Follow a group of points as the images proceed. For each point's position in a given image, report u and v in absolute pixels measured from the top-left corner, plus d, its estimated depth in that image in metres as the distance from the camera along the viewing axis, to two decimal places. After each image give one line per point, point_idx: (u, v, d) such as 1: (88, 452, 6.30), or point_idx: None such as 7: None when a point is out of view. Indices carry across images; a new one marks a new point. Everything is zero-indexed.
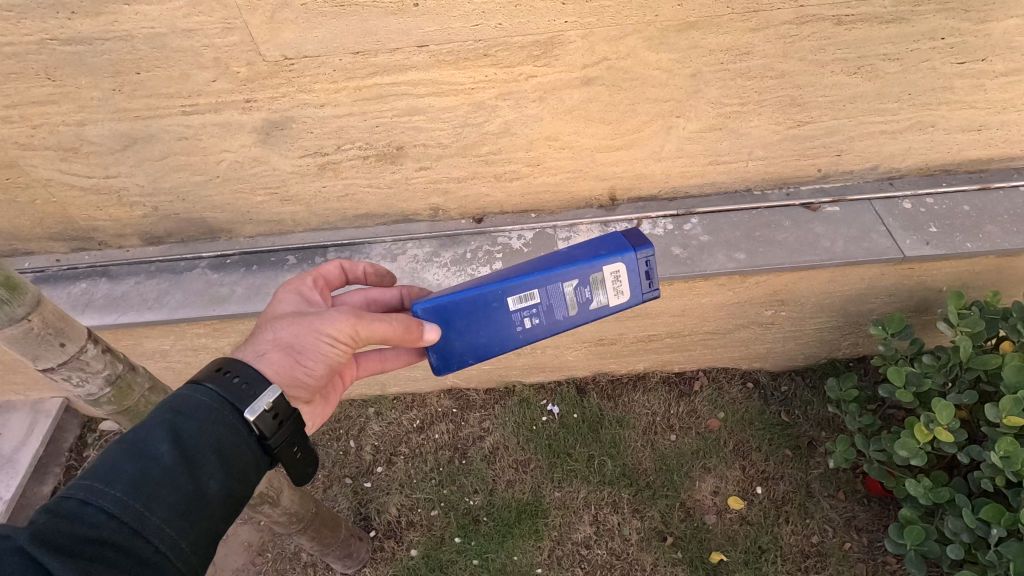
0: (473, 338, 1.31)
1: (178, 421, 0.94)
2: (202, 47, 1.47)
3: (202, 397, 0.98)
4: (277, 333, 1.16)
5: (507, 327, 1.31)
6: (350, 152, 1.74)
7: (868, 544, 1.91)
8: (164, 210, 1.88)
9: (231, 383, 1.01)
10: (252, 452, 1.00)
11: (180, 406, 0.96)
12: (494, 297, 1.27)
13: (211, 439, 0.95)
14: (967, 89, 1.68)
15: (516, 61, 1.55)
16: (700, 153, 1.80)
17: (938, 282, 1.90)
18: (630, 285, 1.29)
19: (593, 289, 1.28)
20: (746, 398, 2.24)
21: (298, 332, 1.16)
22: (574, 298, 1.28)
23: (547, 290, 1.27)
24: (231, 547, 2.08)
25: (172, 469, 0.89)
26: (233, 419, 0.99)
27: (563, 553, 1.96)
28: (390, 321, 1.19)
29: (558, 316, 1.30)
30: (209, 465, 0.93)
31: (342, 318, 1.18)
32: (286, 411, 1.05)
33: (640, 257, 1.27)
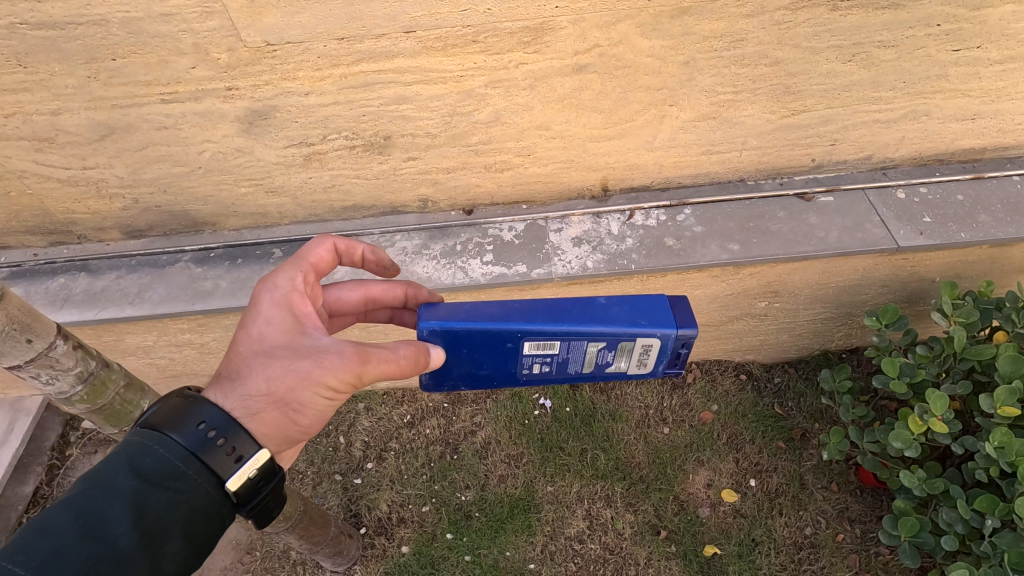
0: (473, 368, 1.32)
1: (143, 493, 0.88)
2: (181, 32, 1.42)
3: (174, 461, 0.92)
4: (270, 385, 1.05)
5: (513, 367, 1.31)
6: (336, 142, 1.69)
7: (861, 536, 1.91)
8: (145, 202, 1.82)
9: (207, 444, 0.95)
10: (220, 521, 0.97)
11: (148, 472, 0.90)
12: (510, 338, 1.24)
13: (177, 515, 0.90)
14: (962, 77, 1.66)
15: (506, 48, 1.51)
16: (694, 142, 1.78)
17: (931, 273, 1.90)
18: (655, 359, 1.28)
19: (616, 354, 1.27)
20: (740, 390, 2.23)
21: (292, 382, 1.05)
22: (592, 358, 1.28)
23: (568, 345, 1.25)
24: (219, 546, 2.04)
25: (128, 554, 0.84)
26: (204, 487, 0.94)
27: (556, 548, 1.94)
28: (394, 365, 1.09)
29: (569, 369, 1.31)
30: (170, 545, 0.89)
31: (341, 365, 1.06)
32: (267, 475, 1.02)
33: (680, 340, 1.23)
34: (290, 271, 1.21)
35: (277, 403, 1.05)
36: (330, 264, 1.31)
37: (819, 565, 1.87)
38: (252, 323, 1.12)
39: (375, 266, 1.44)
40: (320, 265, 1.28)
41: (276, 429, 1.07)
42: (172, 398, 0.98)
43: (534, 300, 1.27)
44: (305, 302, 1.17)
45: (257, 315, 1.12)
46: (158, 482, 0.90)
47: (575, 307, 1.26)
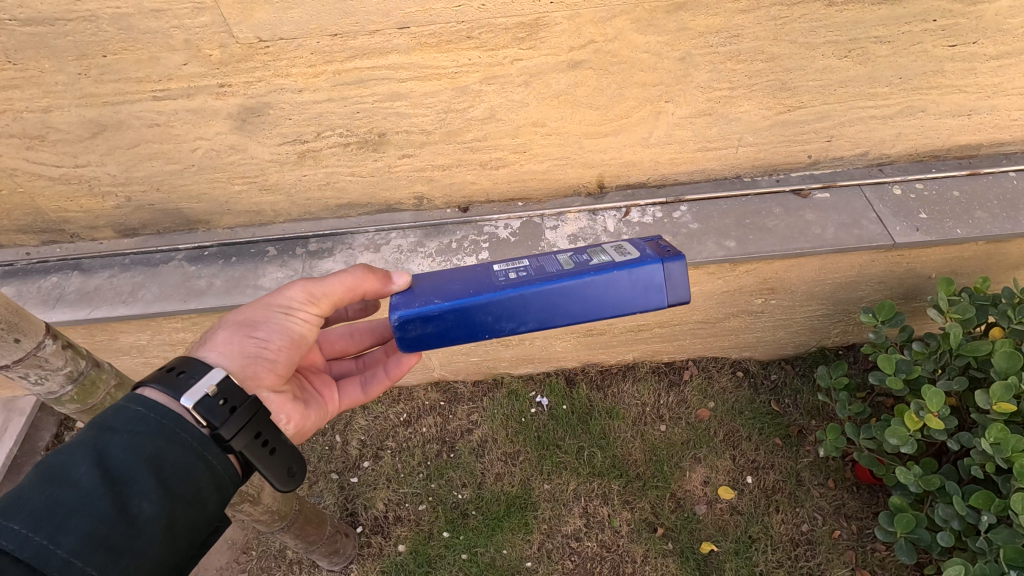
0: (446, 286, 1.17)
1: (104, 437, 0.88)
2: (172, 28, 1.41)
3: (136, 405, 0.93)
4: (237, 315, 1.22)
5: (489, 278, 1.17)
6: (331, 139, 1.68)
7: (857, 532, 1.91)
8: (137, 200, 1.81)
9: (176, 380, 1.00)
10: (200, 462, 0.93)
11: (110, 420, 0.91)
12: (481, 264, 1.25)
13: (143, 453, 0.88)
14: (959, 73, 1.65)
15: (501, 44, 1.50)
16: (690, 139, 1.77)
17: (927, 269, 1.90)
18: (637, 249, 1.16)
19: (592, 253, 1.17)
20: (736, 387, 2.23)
21: (248, 309, 1.23)
22: (569, 258, 1.18)
23: (539, 257, 1.22)
24: (215, 545, 2.03)
25: (92, 492, 0.82)
26: (172, 422, 0.93)
27: (553, 546, 1.94)
28: (342, 271, 1.24)
29: (549, 269, 1.15)
30: (140, 483, 0.86)
31: (290, 285, 1.25)
32: (235, 397, 1.02)
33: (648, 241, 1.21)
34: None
35: (236, 327, 1.19)
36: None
37: (816, 561, 1.87)
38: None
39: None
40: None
41: (236, 349, 1.16)
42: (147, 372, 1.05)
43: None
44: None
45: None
46: (121, 427, 0.90)
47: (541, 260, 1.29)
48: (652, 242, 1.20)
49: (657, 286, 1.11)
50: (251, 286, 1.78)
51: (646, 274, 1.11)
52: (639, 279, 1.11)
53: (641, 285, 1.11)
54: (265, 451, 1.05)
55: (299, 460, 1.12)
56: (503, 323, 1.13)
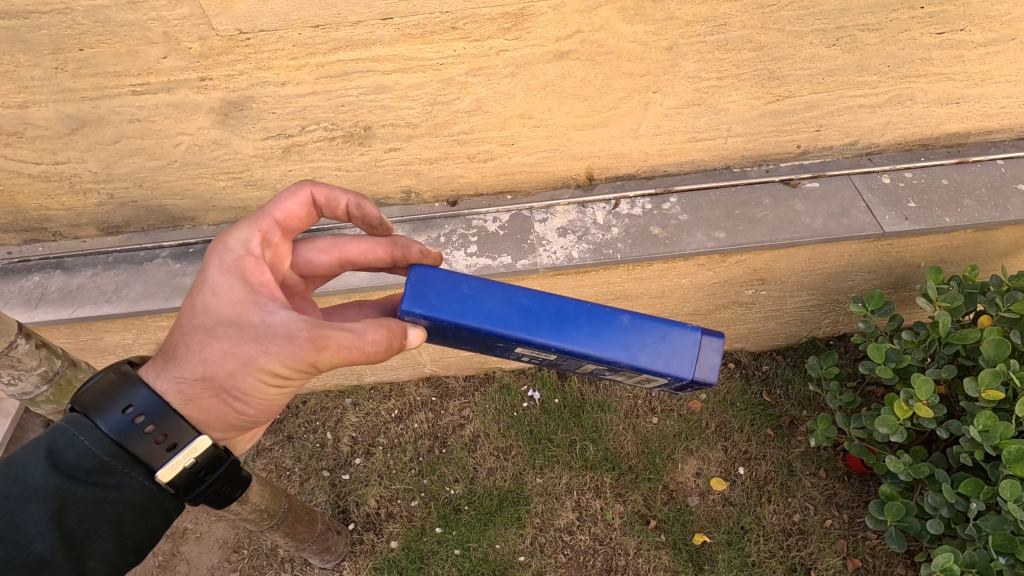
0: (456, 347, 1.26)
1: (65, 489, 0.86)
2: (150, 21, 1.38)
3: (99, 453, 0.91)
4: (208, 369, 1.02)
5: (501, 355, 1.26)
6: (315, 133, 1.66)
7: (849, 521, 1.92)
8: (120, 197, 1.78)
9: (142, 434, 0.93)
10: (160, 515, 0.96)
11: (69, 466, 0.88)
12: (503, 343, 1.16)
13: (106, 512, 0.89)
14: (946, 60, 1.65)
15: (486, 35, 1.48)
16: (679, 129, 1.76)
17: (916, 258, 1.90)
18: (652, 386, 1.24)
19: (614, 373, 1.21)
20: (728, 378, 2.23)
21: (232, 367, 1.02)
22: (587, 370, 1.24)
23: (567, 358, 1.18)
24: (206, 545, 2.02)
25: (49, 557, 0.82)
26: (137, 478, 0.93)
27: (545, 540, 1.94)
28: (352, 357, 1.02)
29: (559, 367, 1.26)
30: (99, 545, 0.88)
31: (288, 353, 1.01)
32: (209, 464, 1.01)
33: (692, 383, 1.17)
34: (251, 227, 1.16)
35: (215, 389, 1.03)
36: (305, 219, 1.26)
37: (807, 551, 1.88)
38: (199, 294, 1.06)
39: (361, 222, 1.34)
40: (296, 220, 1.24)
41: (217, 415, 1.07)
42: (105, 376, 0.95)
43: (543, 300, 1.15)
44: (261, 268, 1.12)
45: (203, 284, 1.07)
46: (83, 477, 0.89)
47: (587, 322, 1.15)
48: (689, 384, 1.20)
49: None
50: None
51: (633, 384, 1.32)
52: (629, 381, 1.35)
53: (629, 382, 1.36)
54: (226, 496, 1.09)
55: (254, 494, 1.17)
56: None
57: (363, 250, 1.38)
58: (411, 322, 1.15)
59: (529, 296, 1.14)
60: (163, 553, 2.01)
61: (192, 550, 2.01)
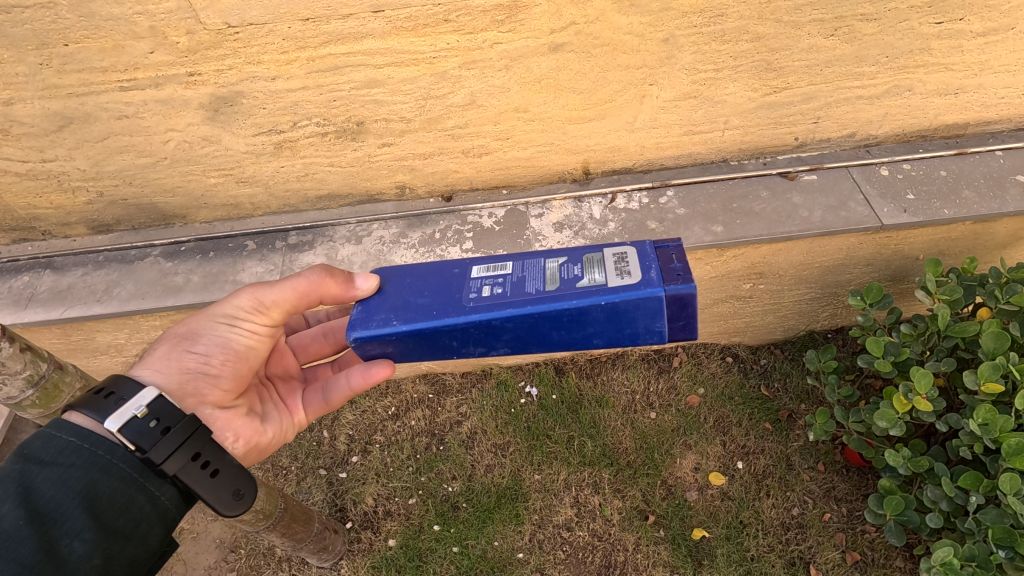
0: (411, 299, 1.16)
1: (29, 471, 0.88)
2: (136, 14, 1.35)
3: (65, 436, 0.94)
4: (177, 328, 1.23)
5: (460, 295, 1.15)
6: (307, 129, 1.63)
7: (847, 514, 1.92)
8: (110, 195, 1.76)
9: (104, 401, 0.98)
10: (138, 494, 0.95)
11: (37, 452, 0.91)
12: (457, 265, 1.23)
13: (74, 489, 0.89)
14: (945, 50, 1.63)
15: (479, 27, 1.45)
16: (676, 122, 1.74)
17: (914, 250, 1.89)
18: (637, 266, 1.11)
19: (582, 268, 1.14)
20: (726, 372, 2.22)
21: (192, 321, 1.23)
22: (555, 274, 1.14)
23: (522, 263, 1.19)
24: (202, 545, 2.01)
25: (15, 531, 0.81)
26: (106, 456, 0.94)
27: (544, 536, 1.93)
28: (289, 282, 1.21)
29: (528, 288, 1.12)
30: (70, 520, 0.86)
31: (237, 293, 1.23)
32: (170, 419, 1.01)
33: (656, 249, 1.16)
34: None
35: (175, 340, 1.20)
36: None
37: (806, 545, 1.87)
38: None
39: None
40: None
41: (172, 365, 1.17)
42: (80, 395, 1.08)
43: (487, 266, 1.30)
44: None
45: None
46: (49, 459, 0.91)
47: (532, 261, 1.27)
48: (660, 254, 1.15)
49: (653, 312, 1.07)
50: (229, 282, 1.73)
51: (631, 298, 1.06)
52: (627, 308, 1.07)
53: (630, 312, 1.07)
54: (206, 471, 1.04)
55: (246, 480, 1.12)
56: (472, 346, 1.14)
57: None
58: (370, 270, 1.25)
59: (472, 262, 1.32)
60: None
61: (189, 550, 2.00)
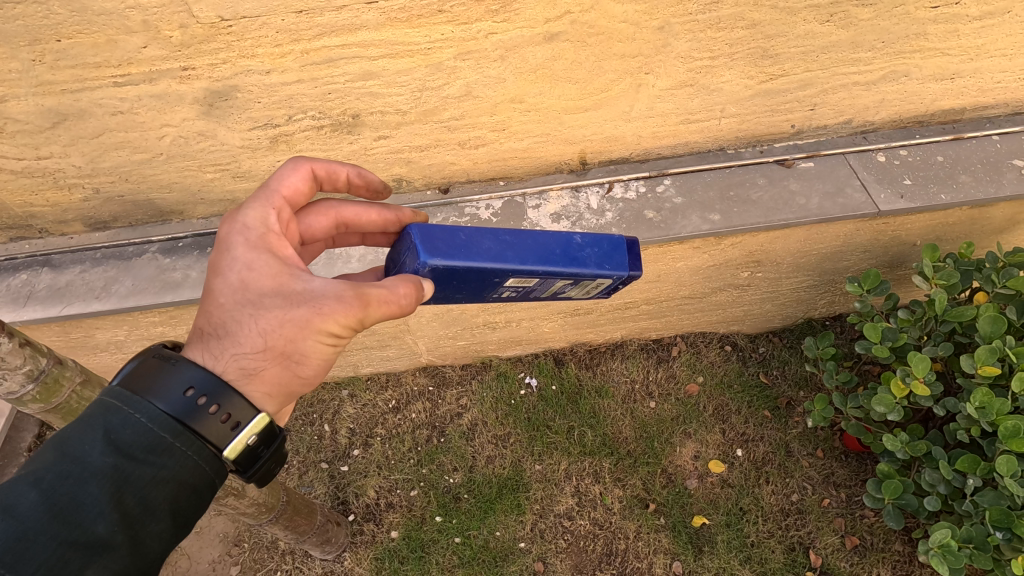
0: (446, 295, 1.20)
1: (122, 469, 0.82)
2: (128, 9, 1.34)
3: (157, 430, 0.86)
4: (267, 337, 1.00)
5: (484, 294, 1.23)
6: (303, 122, 1.63)
7: (847, 499, 1.93)
8: (106, 192, 1.75)
9: (198, 407, 0.90)
10: (212, 496, 0.92)
11: (128, 445, 0.84)
12: (495, 275, 1.14)
13: (164, 492, 0.84)
14: (942, 35, 1.63)
15: (474, 17, 1.45)
16: (672, 111, 1.73)
17: (912, 236, 1.89)
18: (601, 292, 1.30)
19: (574, 288, 1.25)
20: (725, 361, 2.23)
21: (291, 334, 1.00)
22: (552, 290, 1.26)
23: (544, 282, 1.20)
24: (206, 539, 2.02)
25: (109, 539, 0.78)
26: (194, 457, 0.88)
27: (546, 526, 1.94)
28: (399, 308, 1.05)
29: (528, 296, 1.28)
30: (156, 525, 0.84)
31: (339, 312, 1.01)
32: (267, 438, 0.99)
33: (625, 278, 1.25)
34: (261, 209, 1.13)
35: (275, 357, 1.01)
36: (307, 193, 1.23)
37: (806, 530, 1.89)
38: (232, 271, 1.05)
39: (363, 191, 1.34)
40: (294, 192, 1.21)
41: (280, 384, 1.04)
42: (153, 362, 0.92)
43: (519, 232, 1.17)
44: (284, 243, 1.11)
45: (234, 261, 1.05)
46: (140, 455, 0.84)
47: (554, 243, 1.19)
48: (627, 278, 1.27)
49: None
50: None
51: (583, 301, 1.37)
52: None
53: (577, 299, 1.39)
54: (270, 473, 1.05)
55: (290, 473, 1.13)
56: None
57: (357, 212, 1.35)
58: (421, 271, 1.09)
59: (512, 229, 1.16)
60: None
61: (193, 544, 2.01)
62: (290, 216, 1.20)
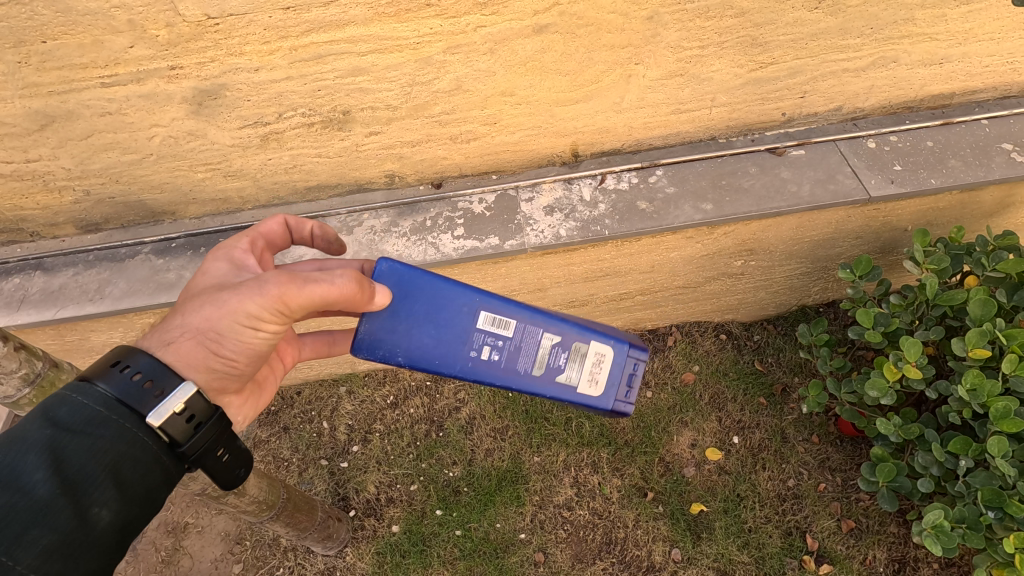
0: (422, 336, 1.21)
1: (61, 442, 0.85)
2: (113, 9, 1.34)
3: (94, 407, 0.90)
4: (190, 318, 1.05)
5: (460, 347, 1.22)
6: (293, 120, 1.62)
7: (842, 483, 1.95)
8: (97, 193, 1.74)
9: (127, 379, 0.93)
10: (159, 468, 0.93)
11: (66, 420, 0.87)
12: (468, 304, 1.22)
13: (103, 460, 0.87)
14: (929, 20, 1.63)
15: (461, 11, 1.44)
16: (663, 101, 1.74)
17: (903, 221, 1.90)
18: (606, 374, 1.29)
19: (568, 357, 1.26)
20: (720, 349, 2.25)
21: (210, 312, 1.05)
22: (545, 353, 1.25)
23: (525, 329, 1.24)
24: (207, 538, 2.03)
25: (50, 502, 0.81)
26: (131, 430, 0.91)
27: (546, 517, 1.96)
28: (324, 285, 1.03)
29: (518, 365, 1.24)
30: (99, 491, 0.85)
31: (260, 290, 1.04)
32: (200, 413, 0.99)
33: (629, 355, 1.30)
34: (239, 234, 1.27)
35: (198, 334, 1.05)
36: (282, 237, 1.34)
37: (802, 515, 1.91)
38: (195, 279, 1.17)
39: (322, 242, 1.38)
40: (270, 234, 1.31)
41: (201, 366, 1.06)
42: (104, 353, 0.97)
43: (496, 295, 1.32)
44: (248, 257, 1.22)
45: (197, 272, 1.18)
46: (78, 428, 0.87)
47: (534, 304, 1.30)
48: (631, 361, 1.30)
49: (596, 404, 1.30)
50: None
51: (585, 406, 1.29)
52: (581, 404, 1.29)
53: (581, 407, 1.30)
54: (219, 457, 1.06)
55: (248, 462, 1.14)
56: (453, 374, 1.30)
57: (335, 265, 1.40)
58: (381, 273, 1.20)
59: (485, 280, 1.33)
60: (165, 548, 2.02)
61: (194, 543, 2.02)
62: (266, 247, 1.31)
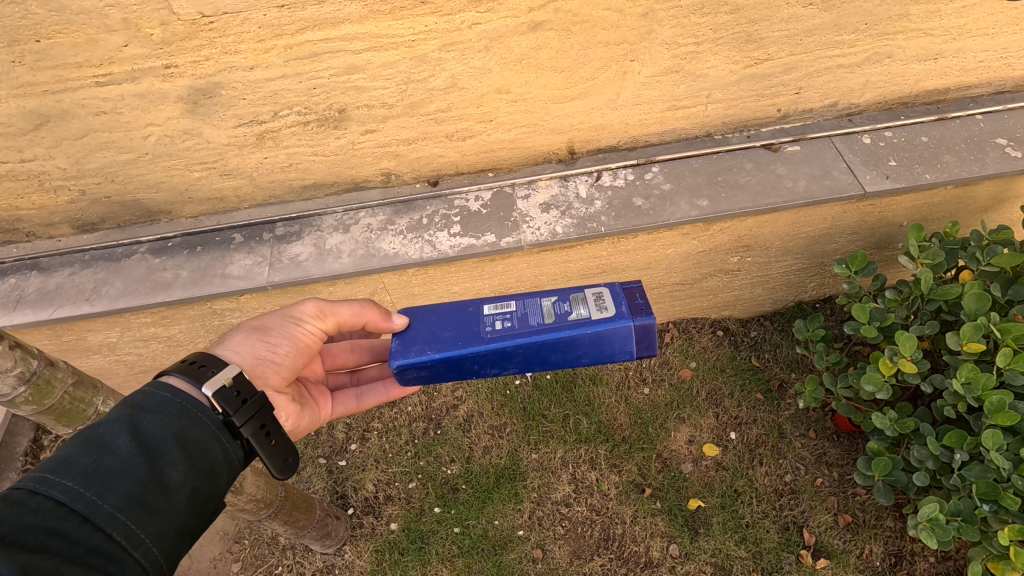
0: (437, 332, 1.21)
1: (138, 415, 0.94)
2: (107, 7, 1.34)
3: (164, 388, 0.99)
4: (249, 323, 1.26)
5: (476, 329, 1.20)
6: (289, 118, 1.62)
7: (839, 478, 1.96)
8: (92, 193, 1.74)
9: (193, 367, 1.04)
10: (221, 441, 1.00)
11: (141, 400, 0.97)
12: (471, 301, 1.27)
13: (174, 428, 0.95)
14: (923, 15, 1.64)
15: (457, 8, 1.45)
16: (659, 98, 1.74)
17: (898, 217, 1.91)
18: (615, 302, 1.19)
19: (572, 304, 1.21)
20: (717, 346, 2.26)
21: (267, 318, 1.27)
22: (550, 307, 1.21)
23: (525, 299, 1.25)
24: (206, 537, 2.06)
25: (130, 459, 0.89)
26: (194, 409, 0.99)
27: (544, 513, 1.96)
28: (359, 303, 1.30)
29: (532, 321, 1.19)
30: (170, 455, 0.93)
31: (311, 304, 1.30)
32: (247, 389, 1.06)
33: (626, 288, 1.23)
34: None
35: (253, 330, 1.23)
36: None
37: (799, 509, 1.91)
38: None
39: None
40: None
41: (248, 351, 1.20)
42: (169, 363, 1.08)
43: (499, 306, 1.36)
44: None
45: None
46: (152, 405, 0.96)
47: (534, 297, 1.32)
48: (630, 293, 1.22)
49: (625, 338, 1.16)
50: (218, 276, 1.73)
51: (616, 335, 1.15)
52: (608, 337, 1.16)
53: (610, 343, 1.16)
54: (268, 441, 1.08)
55: (294, 451, 1.16)
56: (488, 369, 1.20)
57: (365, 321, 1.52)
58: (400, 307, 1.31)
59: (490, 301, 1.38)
60: None
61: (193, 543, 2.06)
62: None
